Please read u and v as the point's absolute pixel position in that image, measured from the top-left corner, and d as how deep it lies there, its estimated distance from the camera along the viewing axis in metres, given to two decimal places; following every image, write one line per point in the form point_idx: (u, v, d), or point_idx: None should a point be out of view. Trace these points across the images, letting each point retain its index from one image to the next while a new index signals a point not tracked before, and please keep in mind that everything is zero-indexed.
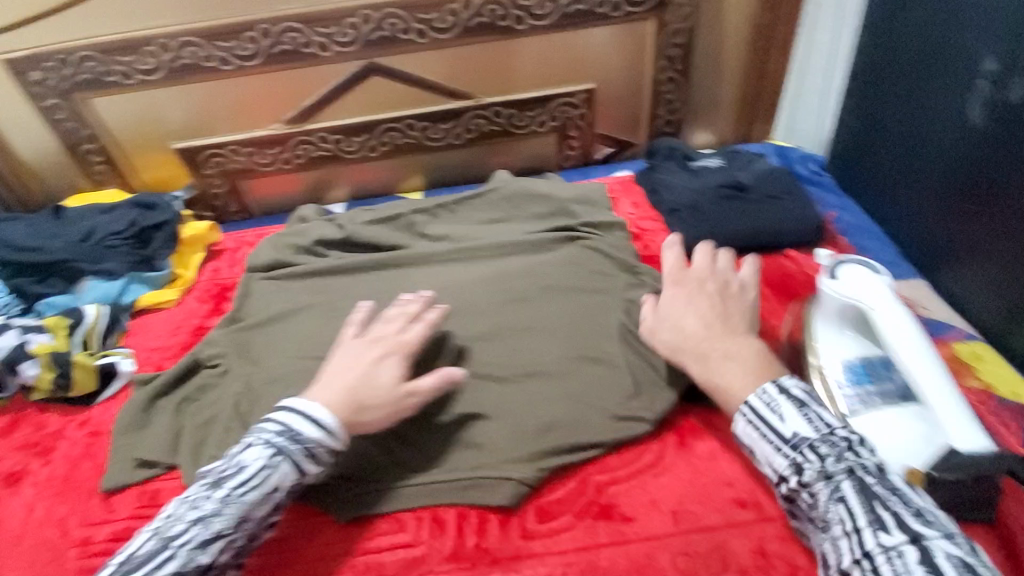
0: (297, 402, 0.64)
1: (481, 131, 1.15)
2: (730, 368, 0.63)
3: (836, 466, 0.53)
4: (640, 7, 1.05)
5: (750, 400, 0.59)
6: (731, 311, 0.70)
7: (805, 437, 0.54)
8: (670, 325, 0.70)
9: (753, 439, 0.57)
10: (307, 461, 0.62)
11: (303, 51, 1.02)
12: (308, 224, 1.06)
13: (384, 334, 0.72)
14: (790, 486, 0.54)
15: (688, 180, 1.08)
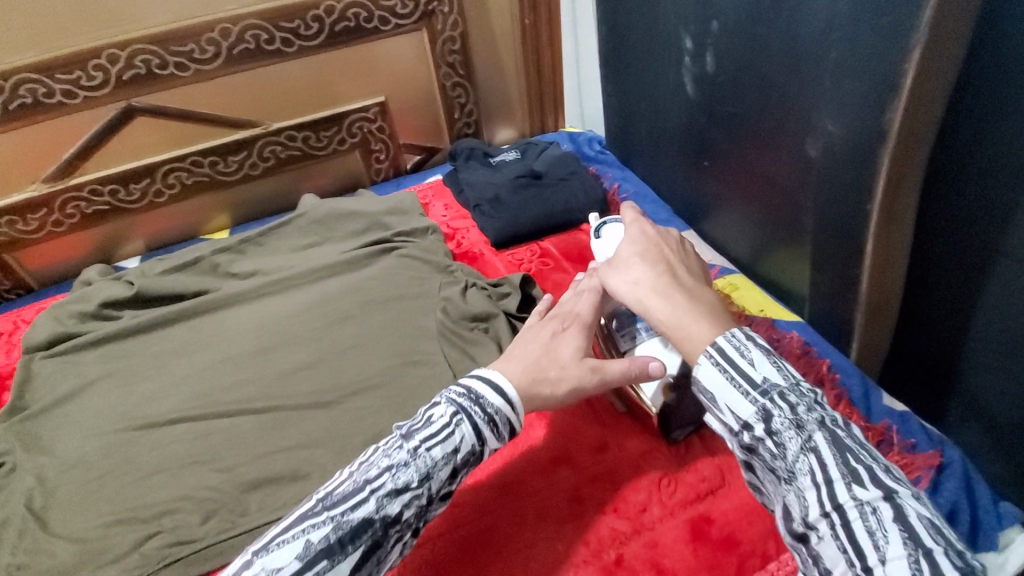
0: (483, 371, 0.61)
1: (279, 157, 1.12)
2: (693, 312, 0.56)
3: (808, 416, 0.47)
4: (408, 18, 1.08)
5: (717, 340, 0.52)
6: (687, 264, 0.64)
7: (775, 384, 0.49)
8: (623, 273, 0.63)
9: (714, 382, 0.50)
10: (488, 428, 0.57)
11: (45, 101, 0.92)
12: (94, 286, 0.97)
13: (565, 310, 0.69)
14: (753, 435, 0.48)
15: (489, 175, 1.15)
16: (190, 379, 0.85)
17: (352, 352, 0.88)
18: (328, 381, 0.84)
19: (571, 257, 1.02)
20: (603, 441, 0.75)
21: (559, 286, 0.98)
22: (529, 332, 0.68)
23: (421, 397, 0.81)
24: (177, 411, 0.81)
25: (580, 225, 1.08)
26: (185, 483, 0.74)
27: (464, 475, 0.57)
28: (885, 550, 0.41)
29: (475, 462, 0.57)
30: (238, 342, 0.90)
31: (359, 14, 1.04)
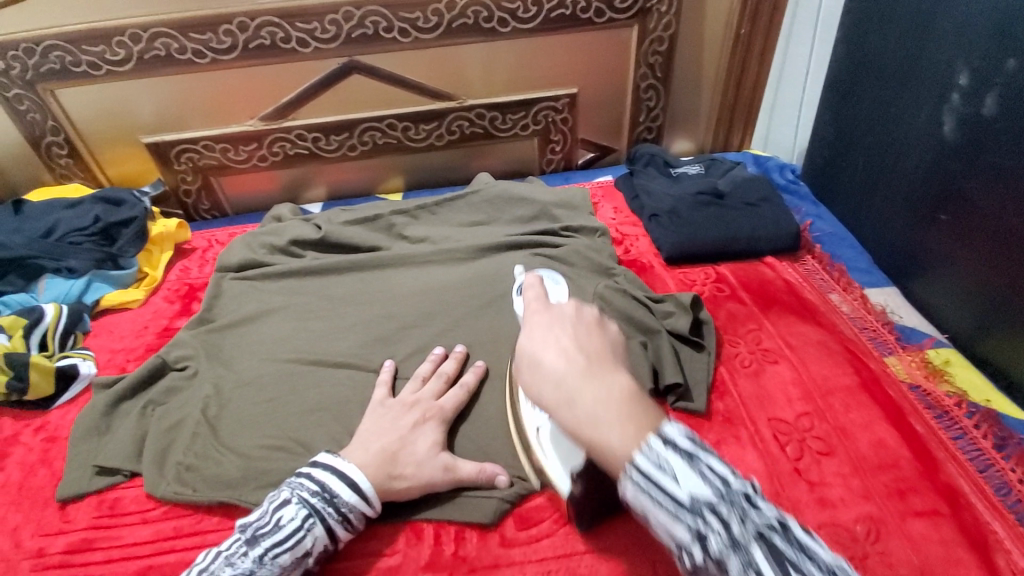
0: (343, 462, 0.63)
1: (463, 133, 1.14)
2: (600, 410, 0.44)
3: (743, 529, 0.35)
4: (623, 14, 1.05)
5: (631, 454, 0.40)
6: (596, 347, 0.49)
7: (704, 496, 0.37)
8: (528, 365, 0.50)
9: (644, 510, 0.38)
10: (340, 527, 0.61)
11: (282, 46, 0.98)
12: (284, 223, 1.04)
13: (431, 399, 0.72)
14: (693, 563, 0.36)
15: (668, 187, 1.09)
16: (354, 329, 0.87)
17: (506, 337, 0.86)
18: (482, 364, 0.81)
19: (751, 289, 0.93)
20: (775, 500, 0.68)
21: (735, 317, 0.89)
22: (395, 409, 0.70)
23: None
24: (340, 358, 0.82)
25: (763, 257, 0.99)
26: (340, 427, 0.74)
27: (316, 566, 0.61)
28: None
29: (324, 555, 0.61)
30: (402, 303, 0.90)
31: (577, 3, 1.02)
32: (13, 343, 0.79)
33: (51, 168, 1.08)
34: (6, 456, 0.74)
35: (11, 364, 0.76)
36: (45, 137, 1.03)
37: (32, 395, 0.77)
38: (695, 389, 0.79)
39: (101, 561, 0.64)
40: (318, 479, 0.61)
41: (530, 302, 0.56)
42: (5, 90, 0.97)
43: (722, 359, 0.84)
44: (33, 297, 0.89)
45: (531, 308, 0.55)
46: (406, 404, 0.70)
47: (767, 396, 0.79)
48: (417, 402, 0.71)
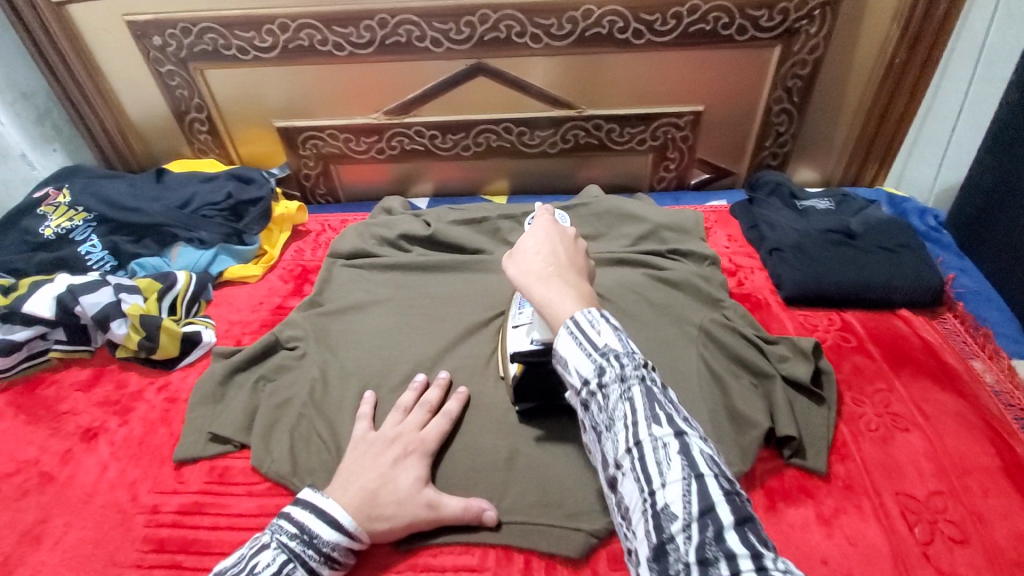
0: (321, 501, 0.61)
1: (577, 142, 1.12)
2: (563, 290, 0.52)
3: (634, 371, 0.45)
4: (768, 33, 0.99)
5: (575, 314, 0.49)
6: (578, 259, 0.57)
7: (615, 347, 0.46)
8: (514, 253, 0.58)
9: (568, 353, 0.48)
10: (323, 567, 0.58)
11: (416, 44, 1.00)
12: (394, 216, 1.06)
13: (412, 431, 0.69)
14: (587, 390, 0.46)
15: (793, 220, 1.02)
16: (455, 332, 0.86)
17: None
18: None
19: (880, 343, 0.85)
20: None
21: (861, 372, 0.82)
22: (374, 444, 0.67)
23: None
24: (440, 361, 0.82)
25: (896, 309, 0.90)
26: None
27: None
28: (667, 477, 0.40)
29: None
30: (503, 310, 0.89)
31: (719, 19, 0.97)
32: (149, 305, 0.84)
33: (191, 142, 1.17)
34: (133, 409, 0.79)
35: (145, 326, 0.82)
36: (190, 113, 1.11)
37: (160, 355, 0.83)
38: (813, 447, 0.72)
39: (209, 527, 0.67)
40: (298, 520, 0.59)
41: (539, 214, 0.62)
42: (162, 66, 1.05)
43: (843, 416, 0.77)
44: (166, 262, 0.96)
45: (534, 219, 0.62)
46: (390, 437, 0.68)
47: (894, 466, 0.71)
48: (401, 434, 0.68)
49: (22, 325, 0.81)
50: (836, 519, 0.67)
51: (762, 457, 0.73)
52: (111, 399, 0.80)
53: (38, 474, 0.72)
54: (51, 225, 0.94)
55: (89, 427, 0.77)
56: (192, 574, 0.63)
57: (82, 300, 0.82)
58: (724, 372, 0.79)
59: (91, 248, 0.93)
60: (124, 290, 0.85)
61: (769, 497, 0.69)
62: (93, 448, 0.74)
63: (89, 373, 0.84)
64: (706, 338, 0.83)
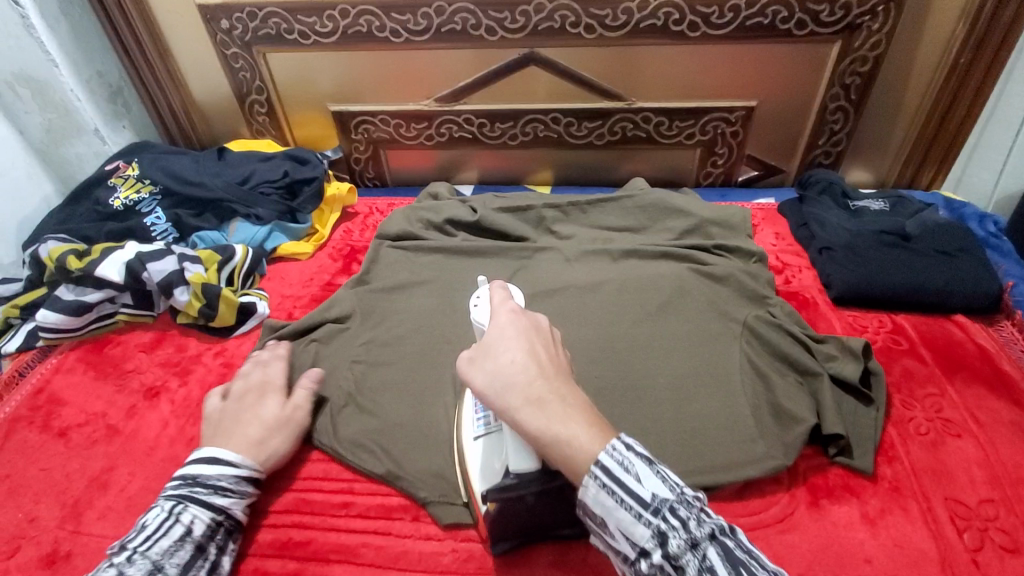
0: (197, 453, 0.65)
1: (624, 135, 1.12)
2: (564, 413, 0.49)
3: (700, 530, 0.45)
4: (828, 28, 0.97)
5: (598, 456, 0.47)
6: (559, 358, 0.53)
7: (665, 497, 0.45)
8: (482, 363, 0.52)
9: (609, 512, 0.46)
10: (219, 499, 0.62)
11: (471, 32, 1.01)
12: (440, 201, 1.08)
13: (254, 382, 0.73)
14: (651, 561, 0.45)
15: (846, 220, 1.00)
16: None
17: (649, 348, 0.82)
18: (617, 372, 0.79)
19: (934, 348, 0.83)
20: None
21: (911, 375, 0.80)
22: (228, 407, 0.70)
23: (721, 431, 0.72)
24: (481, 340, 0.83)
25: (952, 315, 0.88)
26: None
27: (222, 545, 0.61)
28: None
29: (224, 530, 0.62)
30: (546, 296, 0.90)
31: (778, 12, 0.96)
32: (210, 275, 0.89)
33: (250, 123, 1.21)
34: (191, 371, 0.83)
35: (206, 294, 0.86)
36: (251, 95, 1.16)
37: (218, 322, 0.87)
38: (859, 447, 0.71)
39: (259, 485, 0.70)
40: (183, 474, 0.63)
41: (498, 302, 0.58)
42: (228, 49, 1.10)
43: (891, 417, 0.75)
44: (224, 236, 1.00)
45: (494, 315, 0.56)
46: (239, 397, 0.71)
47: (945, 470, 0.70)
48: (249, 389, 0.72)
49: (93, 287, 0.87)
50: (884, 521, 0.66)
51: (806, 454, 0.72)
52: (171, 360, 0.84)
53: (104, 427, 0.76)
54: (120, 197, 1.00)
55: (151, 386, 0.81)
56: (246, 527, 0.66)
57: (149, 267, 0.86)
58: (768, 368, 0.79)
59: (156, 220, 0.99)
60: (187, 259, 0.89)
61: (813, 494, 0.69)
62: (155, 406, 0.79)
63: (151, 336, 0.88)
64: (749, 333, 0.83)
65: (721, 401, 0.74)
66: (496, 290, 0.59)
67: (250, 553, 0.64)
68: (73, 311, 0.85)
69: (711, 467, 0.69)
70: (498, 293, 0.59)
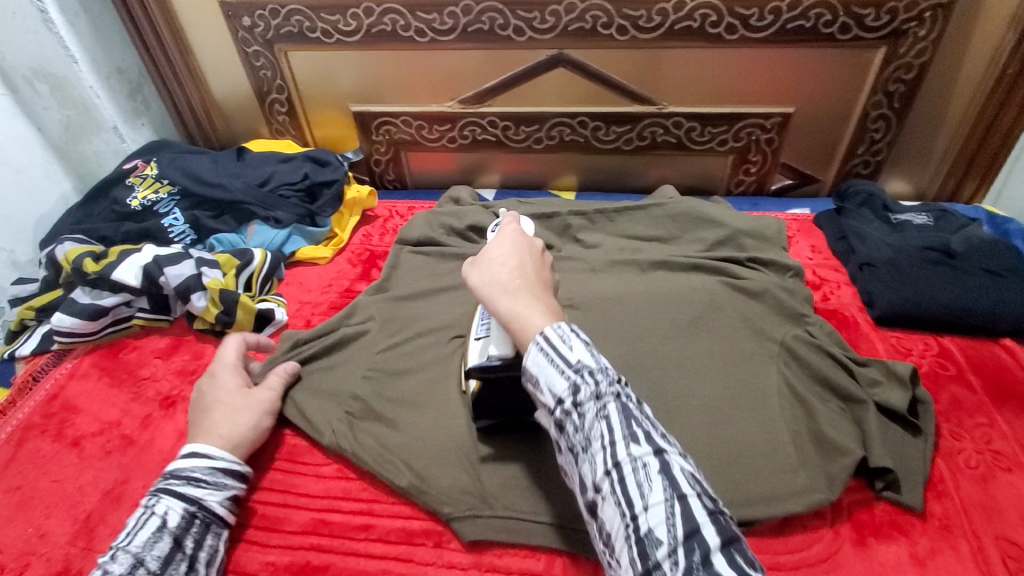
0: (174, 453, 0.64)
1: (654, 140, 1.08)
2: (533, 308, 0.50)
3: (609, 389, 0.45)
4: (873, 33, 0.92)
5: (545, 329, 0.48)
6: (544, 274, 0.55)
7: (589, 364, 0.46)
8: (478, 261, 0.55)
9: (539, 369, 0.47)
10: (192, 489, 0.60)
11: (499, 32, 0.98)
12: (462, 206, 1.05)
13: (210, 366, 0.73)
14: (563, 409, 0.46)
15: (887, 234, 0.95)
16: None
17: (681, 367, 0.78)
18: (648, 392, 0.75)
19: (983, 374, 0.79)
20: None
21: (960, 404, 0.76)
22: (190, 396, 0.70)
23: (759, 459, 0.68)
24: None
25: (1000, 338, 0.83)
26: None
27: (201, 538, 0.59)
28: (650, 499, 0.40)
29: (204, 524, 0.60)
30: (573, 308, 0.86)
31: (821, 15, 0.91)
32: (228, 280, 0.86)
33: (270, 122, 1.19)
34: None
35: (223, 300, 0.84)
36: (271, 93, 1.13)
37: (235, 329, 0.85)
38: (907, 482, 0.67)
39: (277, 504, 0.68)
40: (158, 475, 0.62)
41: (506, 222, 0.61)
42: (249, 46, 1.08)
43: (938, 448, 0.71)
44: (242, 239, 0.98)
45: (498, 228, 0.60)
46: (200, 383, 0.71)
47: (998, 509, 0.65)
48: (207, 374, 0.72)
49: (109, 291, 0.85)
50: (934, 562, 0.62)
51: (850, 487, 0.69)
52: (188, 368, 0.82)
53: (120, 437, 0.74)
54: (138, 196, 0.98)
55: (168, 394, 0.79)
56: (262, 549, 0.64)
57: (166, 271, 0.84)
58: (808, 392, 0.75)
59: (173, 221, 0.96)
60: (205, 264, 0.87)
61: (858, 531, 0.65)
62: (171, 416, 0.76)
63: (168, 342, 0.86)
64: (787, 354, 0.79)
65: (758, 428, 0.71)
66: (509, 215, 0.66)
67: None
68: (89, 315, 0.83)
69: (749, 499, 0.66)
70: (512, 215, 0.66)
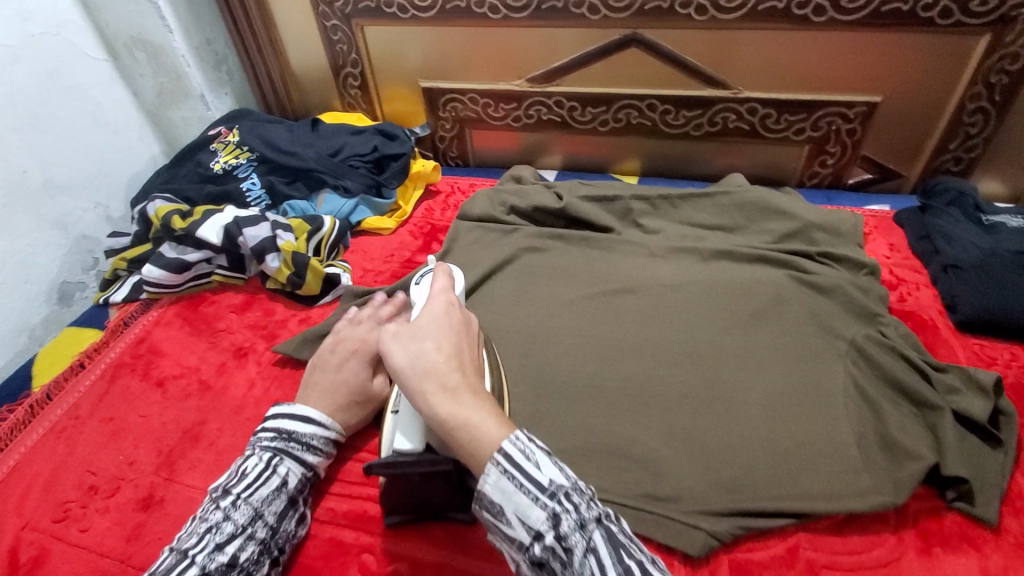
0: (283, 409, 0.65)
1: (725, 126, 1.05)
2: (476, 408, 0.48)
3: (590, 512, 0.45)
4: (977, 19, 0.85)
5: (504, 447, 0.45)
6: (474, 357, 0.54)
7: (562, 485, 0.45)
8: (406, 342, 0.51)
9: (509, 498, 0.44)
10: (307, 454, 0.64)
11: (572, 11, 0.97)
12: (525, 186, 1.06)
13: (350, 339, 0.72)
14: (544, 544, 0.43)
15: (976, 235, 0.88)
16: (578, 305, 0.84)
17: (739, 358, 0.76)
18: (705, 379, 0.74)
19: None
20: None
21: None
22: (322, 354, 0.72)
23: (819, 457, 0.66)
24: (561, 334, 0.80)
25: None
26: (547, 406, 0.72)
27: (305, 498, 0.64)
28: None
29: (308, 483, 0.65)
30: (630, 290, 0.85)
31: None
32: (299, 243, 0.91)
33: (342, 96, 1.23)
34: (278, 336, 0.86)
35: (295, 262, 0.88)
36: (346, 68, 1.17)
37: (304, 291, 0.89)
38: (982, 494, 0.64)
39: (340, 456, 0.72)
40: (276, 425, 0.64)
41: (438, 292, 0.58)
42: (328, 21, 1.11)
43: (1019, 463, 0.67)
44: (313, 207, 1.02)
45: (428, 300, 0.56)
46: (334, 344, 0.72)
47: None
48: (345, 341, 0.72)
49: (193, 248, 0.90)
50: None
51: (917, 494, 0.66)
52: (260, 324, 0.88)
53: (198, 382, 0.80)
54: (220, 161, 1.04)
55: (241, 346, 0.85)
56: (324, 497, 0.68)
57: (245, 232, 0.89)
58: (877, 395, 0.72)
59: (251, 185, 1.02)
60: (279, 227, 0.91)
61: (923, 540, 0.63)
62: (244, 365, 0.82)
63: (242, 298, 0.92)
64: (856, 353, 0.76)
65: (819, 425, 0.69)
66: (439, 276, 0.61)
67: (326, 522, 0.66)
68: (174, 268, 0.89)
69: (806, 496, 0.64)
70: (441, 276, 0.61)
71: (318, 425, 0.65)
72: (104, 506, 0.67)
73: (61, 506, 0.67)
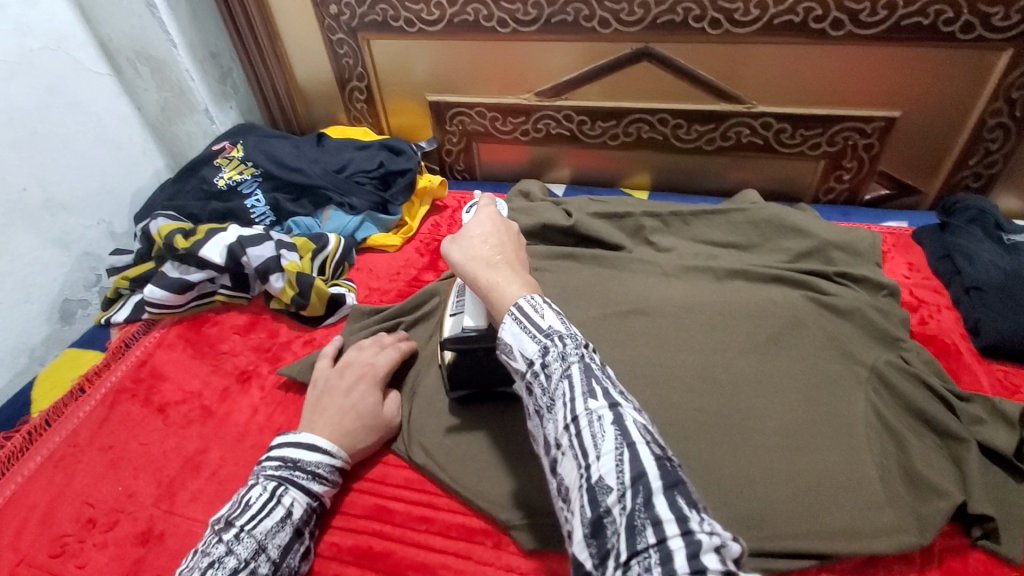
0: (287, 437, 0.64)
1: (738, 141, 1.02)
2: (512, 279, 0.53)
3: (574, 350, 0.46)
4: (1000, 34, 0.83)
5: (518, 301, 0.49)
6: (520, 253, 0.59)
7: (559, 329, 0.47)
8: (456, 241, 0.59)
9: (512, 338, 0.48)
10: (313, 483, 0.62)
11: (583, 24, 0.95)
12: (533, 202, 1.03)
13: (357, 363, 0.73)
14: (531, 373, 0.46)
15: (999, 255, 0.85)
16: (589, 327, 0.82)
17: (756, 384, 0.74)
18: (721, 407, 0.71)
19: None
20: None
21: None
22: (329, 380, 0.71)
23: (841, 492, 0.64)
24: None
25: None
26: None
27: (310, 530, 0.62)
28: (601, 449, 0.40)
29: (315, 515, 0.63)
30: (642, 312, 0.83)
31: (942, 12, 0.83)
32: (304, 263, 0.89)
33: (348, 109, 1.22)
34: (282, 358, 0.84)
35: (298, 283, 0.86)
36: (352, 81, 1.16)
37: (308, 312, 0.87)
38: (1011, 533, 0.61)
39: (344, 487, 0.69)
40: (280, 454, 0.62)
41: (483, 204, 0.64)
42: (334, 34, 1.10)
43: None
44: (318, 223, 1.00)
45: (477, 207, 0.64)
46: (341, 368, 0.72)
47: None
48: (352, 364, 0.73)
49: (196, 267, 0.89)
50: None
51: (942, 531, 0.64)
52: (264, 345, 0.86)
53: (200, 407, 0.78)
54: (224, 176, 1.02)
55: (244, 368, 0.83)
56: (327, 530, 0.66)
57: (249, 252, 0.88)
58: (900, 425, 0.69)
59: (256, 202, 1.00)
60: (284, 246, 0.90)
61: None
62: (247, 390, 0.80)
63: (246, 318, 0.90)
64: (878, 380, 0.73)
65: (840, 457, 0.66)
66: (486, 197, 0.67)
67: (330, 557, 0.63)
68: (177, 288, 0.88)
69: (827, 533, 0.62)
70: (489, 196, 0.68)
71: (321, 448, 0.64)
72: (103, 540, 0.65)
73: (59, 539, 0.65)
